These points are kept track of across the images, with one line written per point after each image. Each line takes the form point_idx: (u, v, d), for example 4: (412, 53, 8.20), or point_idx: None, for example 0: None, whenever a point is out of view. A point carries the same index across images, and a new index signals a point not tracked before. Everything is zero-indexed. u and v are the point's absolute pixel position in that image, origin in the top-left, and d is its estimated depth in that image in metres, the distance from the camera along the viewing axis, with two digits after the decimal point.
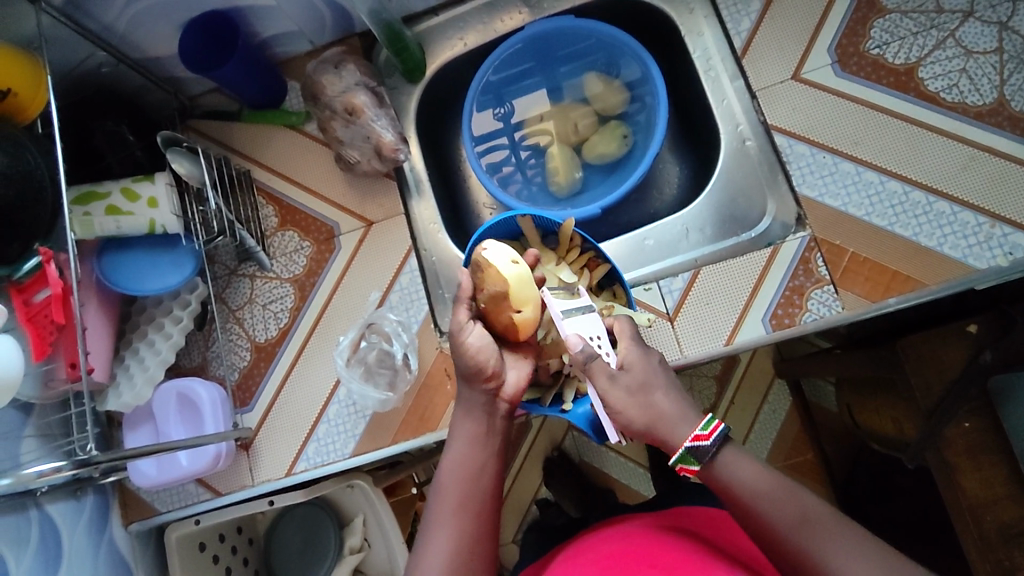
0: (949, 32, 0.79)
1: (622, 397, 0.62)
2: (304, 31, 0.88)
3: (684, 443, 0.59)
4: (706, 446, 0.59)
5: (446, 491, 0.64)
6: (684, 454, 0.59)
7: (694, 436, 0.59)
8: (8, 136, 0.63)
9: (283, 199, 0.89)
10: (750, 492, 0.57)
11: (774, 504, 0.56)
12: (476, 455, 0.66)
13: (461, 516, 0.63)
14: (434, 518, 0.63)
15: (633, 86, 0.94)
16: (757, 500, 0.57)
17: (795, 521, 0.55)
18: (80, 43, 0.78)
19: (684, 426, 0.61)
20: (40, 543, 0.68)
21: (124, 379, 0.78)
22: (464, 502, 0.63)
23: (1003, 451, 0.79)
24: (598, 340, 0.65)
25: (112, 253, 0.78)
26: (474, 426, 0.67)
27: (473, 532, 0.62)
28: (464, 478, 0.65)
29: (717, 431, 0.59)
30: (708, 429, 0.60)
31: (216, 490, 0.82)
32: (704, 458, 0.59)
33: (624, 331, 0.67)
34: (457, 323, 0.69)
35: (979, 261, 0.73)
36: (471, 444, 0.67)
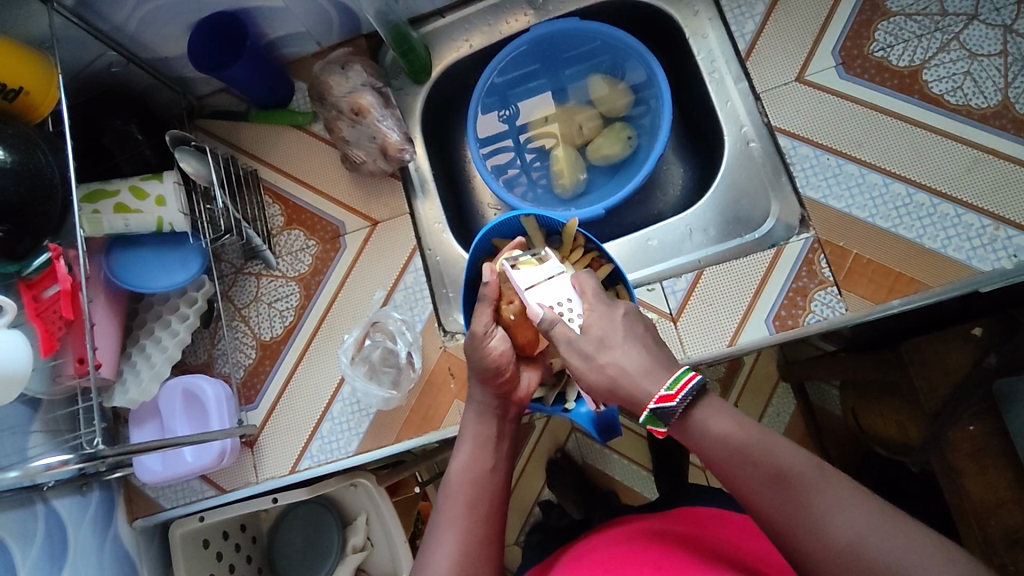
0: (953, 35, 0.79)
1: (580, 362, 0.60)
2: (311, 33, 0.89)
3: (649, 404, 0.55)
4: (672, 407, 0.54)
5: (455, 493, 0.64)
6: (650, 415, 0.55)
7: (658, 397, 0.54)
8: (19, 133, 0.64)
9: (289, 199, 0.89)
10: (724, 449, 0.53)
11: (748, 464, 0.52)
12: (485, 456, 0.66)
13: (470, 518, 0.62)
14: (442, 519, 0.63)
15: (638, 89, 0.95)
16: (731, 460, 0.52)
17: (770, 484, 0.51)
18: (91, 42, 0.79)
19: (650, 382, 0.56)
20: (46, 538, 0.69)
21: (131, 376, 0.79)
22: (473, 502, 0.63)
23: (1008, 455, 0.78)
24: (565, 303, 0.66)
25: (120, 251, 0.79)
26: (482, 428, 0.68)
27: (481, 532, 0.62)
28: (473, 479, 0.65)
29: (684, 390, 0.54)
30: (674, 388, 0.54)
31: (220, 486, 0.83)
32: (670, 418, 0.54)
33: (586, 286, 0.64)
34: (482, 326, 0.69)
35: (983, 264, 0.73)
36: (480, 448, 0.67)
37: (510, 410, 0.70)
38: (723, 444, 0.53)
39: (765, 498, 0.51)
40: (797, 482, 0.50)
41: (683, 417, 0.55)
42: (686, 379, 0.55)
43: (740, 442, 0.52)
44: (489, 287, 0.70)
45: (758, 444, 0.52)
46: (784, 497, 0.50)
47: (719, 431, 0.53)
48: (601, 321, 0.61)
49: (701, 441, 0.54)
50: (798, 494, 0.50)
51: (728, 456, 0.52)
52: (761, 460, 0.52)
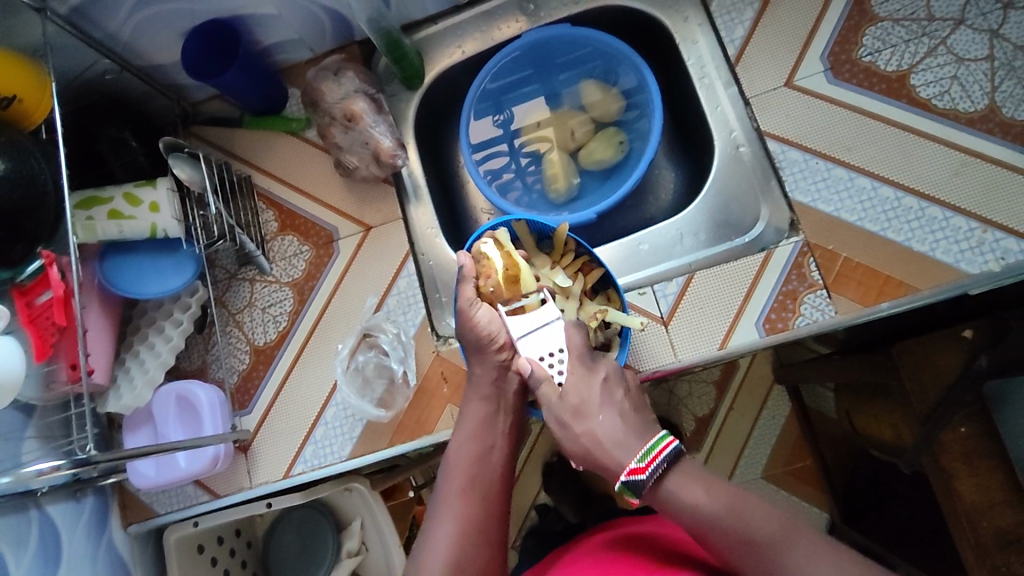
0: (940, 40, 0.80)
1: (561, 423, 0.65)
2: (305, 40, 0.89)
3: (622, 475, 0.60)
4: (642, 478, 0.59)
5: (454, 474, 0.69)
6: (624, 485, 0.61)
7: (630, 469, 0.60)
8: (12, 141, 0.64)
9: (283, 204, 0.90)
10: (697, 517, 0.58)
11: (719, 529, 0.57)
12: (484, 437, 0.71)
13: (468, 498, 0.67)
14: (442, 499, 0.68)
15: (630, 94, 0.95)
16: (706, 525, 0.57)
17: (743, 547, 0.56)
18: (84, 50, 0.80)
19: (623, 452, 0.61)
20: (40, 544, 0.69)
21: (125, 381, 0.79)
22: (472, 478, 0.68)
23: (998, 456, 0.79)
24: (553, 356, 0.69)
25: (114, 257, 0.79)
26: (483, 408, 0.72)
27: (481, 506, 0.67)
28: (472, 457, 0.70)
29: (654, 462, 0.59)
30: (645, 460, 0.60)
31: (214, 492, 0.83)
32: (642, 489, 0.60)
33: (573, 343, 0.68)
34: (467, 301, 0.73)
35: (971, 266, 0.73)
36: (478, 429, 0.71)
37: (511, 385, 0.72)
38: (694, 512, 0.58)
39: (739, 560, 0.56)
40: (764, 545, 0.55)
41: (654, 487, 0.60)
42: (657, 451, 0.60)
43: (708, 509, 0.57)
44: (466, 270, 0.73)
45: (725, 511, 0.57)
46: (754, 560, 0.55)
47: (689, 500, 0.58)
48: (579, 386, 0.66)
49: (674, 509, 0.59)
50: (768, 557, 0.55)
51: (699, 523, 0.57)
52: (731, 526, 0.56)
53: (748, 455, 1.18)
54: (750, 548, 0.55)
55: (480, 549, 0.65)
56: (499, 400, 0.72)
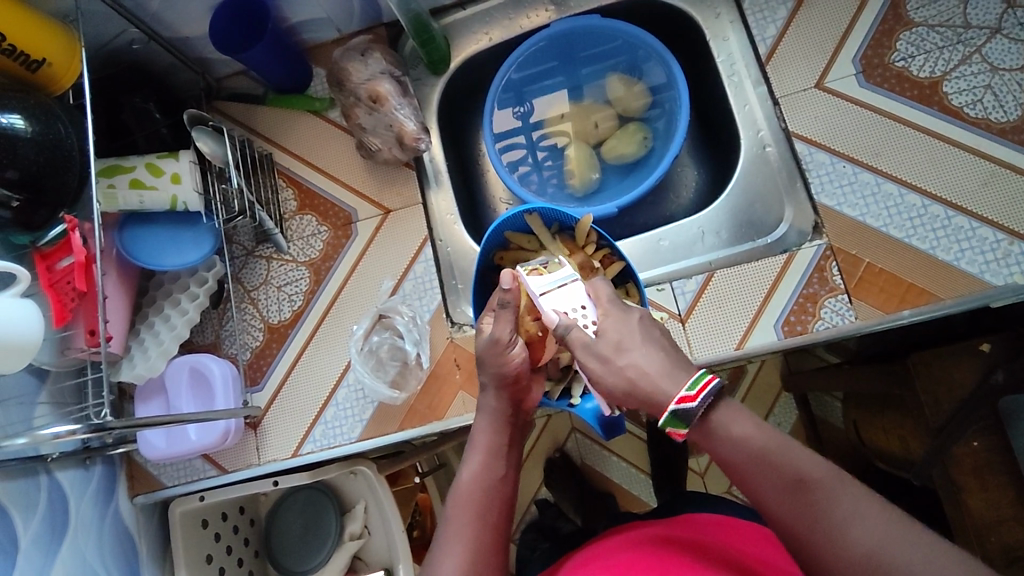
0: (975, 48, 0.79)
1: (598, 365, 0.60)
2: (332, 19, 0.89)
3: (670, 405, 0.55)
4: (692, 407, 0.54)
5: (465, 501, 0.64)
6: (672, 416, 0.55)
7: (678, 398, 0.54)
8: (39, 103, 0.64)
9: (303, 183, 0.90)
10: (745, 453, 0.53)
11: (767, 469, 0.52)
12: (496, 467, 0.66)
13: (480, 527, 0.62)
14: (451, 527, 0.62)
15: (655, 90, 0.95)
16: (754, 465, 0.53)
17: (790, 489, 0.51)
18: (113, 19, 0.80)
19: (669, 383, 0.56)
20: (48, 510, 0.70)
21: (138, 351, 0.79)
22: (482, 507, 0.63)
23: (1010, 472, 0.78)
24: (581, 309, 0.65)
25: (134, 228, 0.79)
26: (493, 437, 0.68)
27: (490, 539, 0.62)
28: (484, 486, 0.65)
29: (704, 392, 0.54)
30: (694, 389, 0.54)
31: (221, 467, 0.83)
32: (690, 420, 0.54)
33: (602, 292, 0.65)
34: (504, 335, 0.69)
35: (995, 278, 0.73)
36: (487, 458, 0.67)
37: (517, 413, 0.70)
38: (743, 445, 0.53)
39: (783, 506, 0.51)
40: (813, 488, 0.50)
41: (702, 419, 0.55)
42: (704, 381, 0.55)
43: (761, 447, 0.53)
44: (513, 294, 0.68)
45: (777, 451, 0.52)
46: (799, 504, 0.51)
47: (738, 435, 0.54)
48: (617, 326, 0.61)
49: (723, 444, 0.54)
50: (815, 500, 0.50)
51: (748, 460, 0.53)
52: (779, 466, 0.52)
53: None
54: (799, 490, 0.51)
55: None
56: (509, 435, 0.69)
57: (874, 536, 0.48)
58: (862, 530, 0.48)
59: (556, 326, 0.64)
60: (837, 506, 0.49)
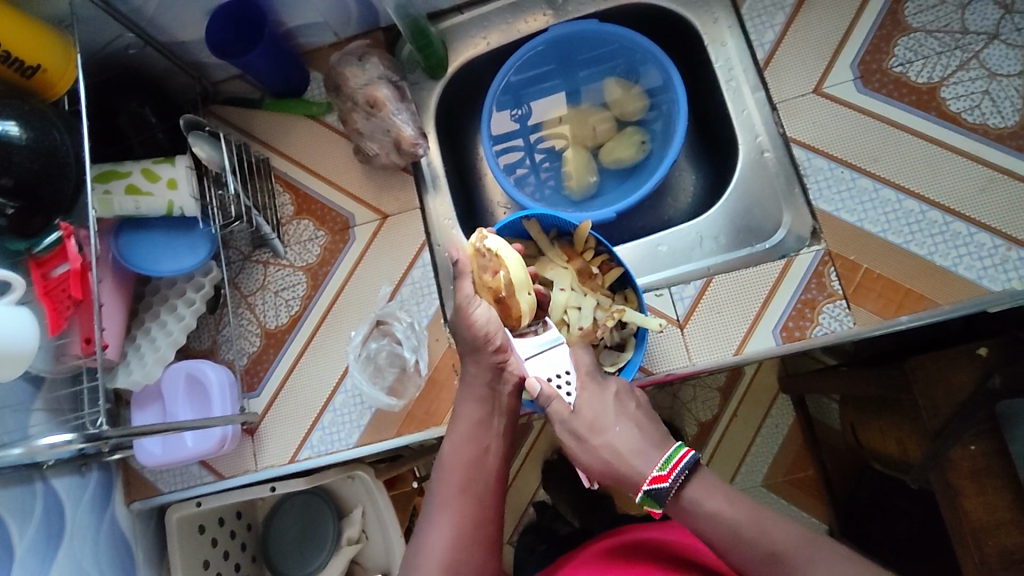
0: (973, 54, 0.79)
1: (575, 440, 0.66)
2: (329, 23, 0.89)
3: (643, 485, 0.61)
4: (664, 487, 0.60)
5: (449, 474, 0.65)
6: (646, 496, 0.61)
7: (652, 478, 0.61)
8: (35, 110, 0.64)
9: (300, 187, 0.89)
10: (719, 526, 0.58)
11: (741, 540, 0.57)
12: (479, 438, 0.67)
13: (464, 501, 0.64)
14: (436, 500, 0.64)
15: (653, 94, 0.95)
16: (730, 538, 0.57)
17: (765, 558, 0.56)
18: (108, 24, 0.79)
19: (643, 463, 0.62)
20: (44, 517, 0.69)
21: (135, 358, 0.79)
22: (465, 486, 0.64)
23: (1007, 476, 0.78)
24: (561, 378, 0.69)
25: (130, 233, 0.79)
26: (479, 408, 0.68)
27: (475, 514, 0.64)
28: (468, 460, 0.66)
29: (674, 470, 0.60)
30: (665, 469, 0.61)
31: (218, 473, 0.82)
32: (664, 498, 0.60)
33: (582, 364, 0.70)
34: (465, 297, 0.68)
35: (993, 284, 0.73)
36: (471, 430, 0.67)
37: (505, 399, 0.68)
38: (716, 520, 0.58)
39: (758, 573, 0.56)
40: (786, 558, 0.55)
41: (676, 497, 0.60)
42: (676, 459, 0.61)
43: (733, 521, 0.58)
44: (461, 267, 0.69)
45: (747, 523, 0.57)
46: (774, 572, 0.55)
47: (711, 509, 0.58)
48: (593, 392, 0.66)
49: (699, 520, 0.59)
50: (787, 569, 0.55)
51: (723, 535, 0.57)
52: (751, 540, 0.57)
53: (750, 462, 1.17)
54: (772, 560, 0.56)
55: (474, 562, 0.62)
56: (493, 401, 0.68)
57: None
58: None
59: (537, 394, 0.67)
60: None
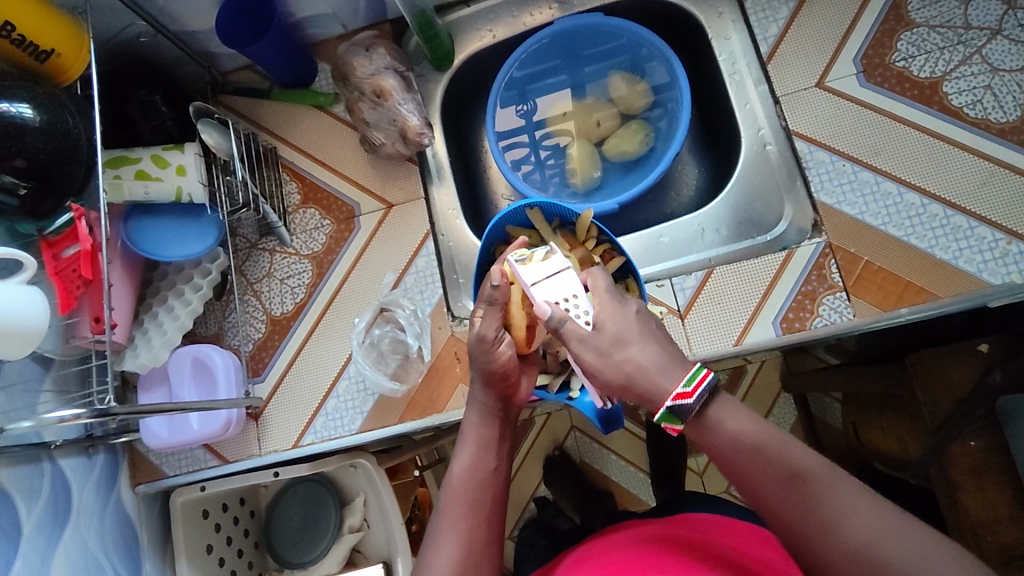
0: (975, 49, 0.79)
1: (595, 358, 0.58)
2: (338, 14, 0.90)
3: (665, 401, 0.54)
4: (689, 405, 0.53)
5: (456, 493, 0.65)
6: (667, 412, 0.54)
7: (676, 394, 0.54)
8: (46, 93, 0.65)
9: (306, 177, 0.91)
10: (741, 448, 0.53)
11: (764, 463, 0.52)
12: (486, 457, 0.67)
13: (471, 520, 0.63)
14: (441, 521, 0.63)
15: (657, 89, 0.95)
16: (751, 459, 0.53)
17: (785, 480, 0.51)
18: (121, 12, 0.81)
19: (665, 378, 0.55)
20: (51, 497, 0.70)
21: (142, 341, 0.80)
22: (475, 504, 0.64)
23: (1007, 472, 0.78)
24: (572, 299, 0.62)
25: (139, 219, 0.80)
26: (484, 427, 0.68)
27: (483, 531, 0.63)
28: (475, 479, 0.65)
29: (701, 387, 0.54)
30: (691, 385, 0.54)
31: (222, 457, 0.84)
32: (687, 416, 0.54)
33: (597, 284, 0.62)
34: (492, 332, 0.67)
35: (993, 277, 0.73)
36: (478, 447, 0.67)
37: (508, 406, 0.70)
38: (739, 443, 0.53)
39: (775, 495, 0.52)
40: (808, 482, 0.51)
41: (700, 415, 0.55)
42: (700, 378, 0.54)
43: (757, 442, 0.53)
44: (500, 292, 0.66)
45: (772, 444, 0.53)
46: (794, 496, 0.51)
47: (735, 429, 0.54)
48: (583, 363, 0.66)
49: (720, 441, 0.54)
50: (808, 493, 0.51)
51: (744, 455, 0.53)
52: (775, 459, 0.52)
53: None
54: (795, 482, 0.51)
55: None
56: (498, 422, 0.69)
57: (868, 531, 0.48)
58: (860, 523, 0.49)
59: (549, 319, 0.61)
60: (828, 504, 0.50)
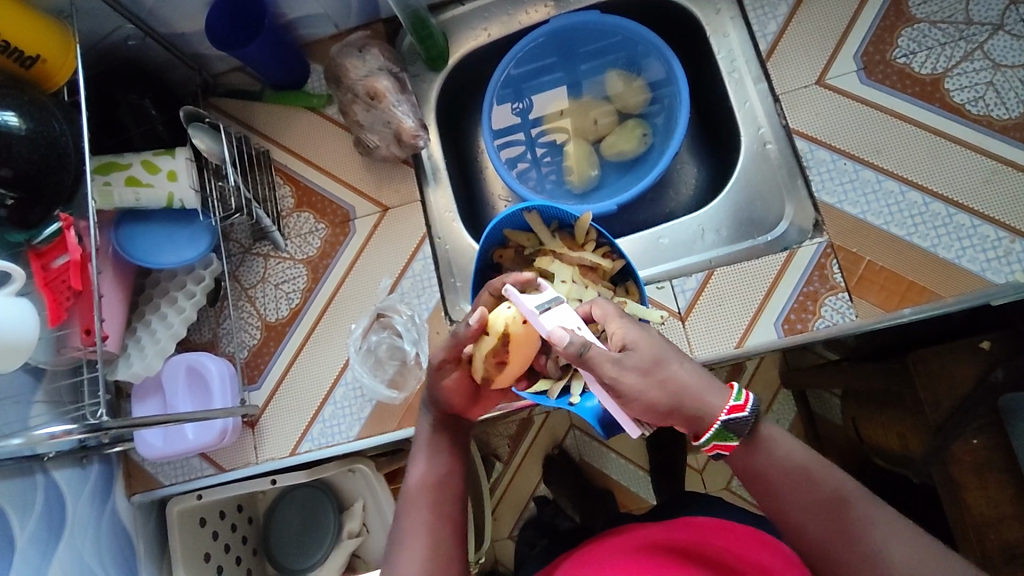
0: (977, 44, 0.78)
1: (635, 379, 0.54)
2: (330, 15, 0.88)
3: (721, 416, 0.55)
4: (742, 418, 0.55)
5: (415, 496, 0.64)
6: (720, 429, 0.55)
7: (730, 408, 0.55)
8: (34, 100, 0.63)
9: (300, 180, 0.89)
10: (790, 469, 0.55)
11: (810, 483, 0.54)
12: (441, 459, 0.67)
13: (433, 521, 0.62)
14: (404, 524, 0.63)
15: (655, 87, 0.94)
16: (795, 479, 0.54)
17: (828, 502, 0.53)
18: (108, 15, 0.79)
19: (711, 396, 0.55)
20: (45, 510, 0.69)
21: (135, 350, 0.79)
22: (435, 506, 0.63)
23: (1011, 470, 0.78)
24: (580, 327, 0.59)
25: (129, 225, 0.79)
26: (434, 431, 0.69)
27: (446, 531, 0.62)
28: (432, 481, 0.65)
29: (750, 402, 0.55)
30: (742, 399, 0.55)
31: (219, 465, 0.83)
32: (741, 431, 0.55)
33: (608, 312, 0.61)
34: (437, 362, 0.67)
35: (997, 276, 0.72)
36: (432, 451, 0.67)
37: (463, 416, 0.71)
38: (787, 463, 0.55)
39: (814, 517, 0.53)
40: (850, 504, 0.53)
41: (750, 435, 0.56)
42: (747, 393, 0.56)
43: (804, 465, 0.55)
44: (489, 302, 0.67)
45: (815, 468, 0.55)
46: (835, 519, 0.53)
47: (783, 451, 0.55)
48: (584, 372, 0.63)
49: (768, 459, 0.55)
50: (848, 515, 0.52)
51: (793, 475, 0.54)
52: (818, 483, 0.54)
53: None
54: (837, 504, 0.53)
55: None
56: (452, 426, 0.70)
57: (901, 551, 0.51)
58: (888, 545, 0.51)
59: (570, 343, 0.55)
60: (866, 525, 0.52)
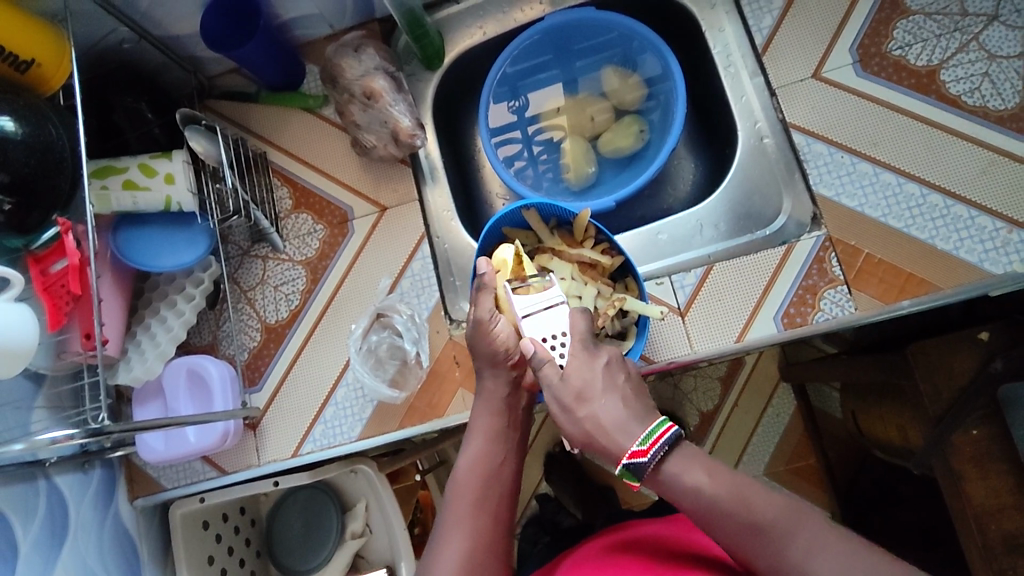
0: (972, 36, 0.78)
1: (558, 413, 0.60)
2: (325, 15, 0.88)
3: (623, 459, 0.56)
4: (644, 461, 0.55)
5: (463, 488, 0.64)
6: (625, 469, 0.56)
7: (631, 453, 0.56)
8: (29, 105, 0.63)
9: (298, 181, 0.89)
10: (702, 502, 0.53)
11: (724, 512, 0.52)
12: (494, 452, 0.66)
13: (478, 518, 0.62)
14: (450, 517, 0.63)
15: (651, 82, 0.94)
16: (710, 509, 0.53)
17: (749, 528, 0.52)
18: (103, 18, 0.79)
19: (623, 436, 0.57)
20: (47, 516, 0.69)
21: (135, 354, 0.78)
22: (480, 503, 0.63)
23: (1010, 460, 0.78)
24: (559, 338, 0.63)
25: (128, 229, 0.79)
26: (492, 420, 0.67)
27: (489, 532, 0.62)
28: (482, 473, 0.64)
29: (656, 444, 0.55)
30: (646, 443, 0.56)
31: (221, 468, 0.82)
32: (643, 473, 0.55)
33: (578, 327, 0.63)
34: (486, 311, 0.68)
35: (995, 267, 0.73)
36: (488, 437, 0.66)
37: (520, 400, 0.69)
38: (697, 495, 0.53)
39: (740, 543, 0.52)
40: (769, 529, 0.51)
41: (655, 470, 0.55)
42: (657, 434, 0.56)
43: (713, 496, 0.53)
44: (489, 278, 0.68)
45: (727, 497, 0.53)
46: (759, 546, 0.51)
47: (690, 484, 0.54)
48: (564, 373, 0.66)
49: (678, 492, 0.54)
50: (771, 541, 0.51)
51: (702, 509, 0.53)
52: (736, 510, 0.52)
53: (750, 451, 1.17)
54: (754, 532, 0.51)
55: None
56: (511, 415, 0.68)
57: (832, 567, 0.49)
58: (835, 554, 0.49)
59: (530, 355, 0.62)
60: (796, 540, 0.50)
